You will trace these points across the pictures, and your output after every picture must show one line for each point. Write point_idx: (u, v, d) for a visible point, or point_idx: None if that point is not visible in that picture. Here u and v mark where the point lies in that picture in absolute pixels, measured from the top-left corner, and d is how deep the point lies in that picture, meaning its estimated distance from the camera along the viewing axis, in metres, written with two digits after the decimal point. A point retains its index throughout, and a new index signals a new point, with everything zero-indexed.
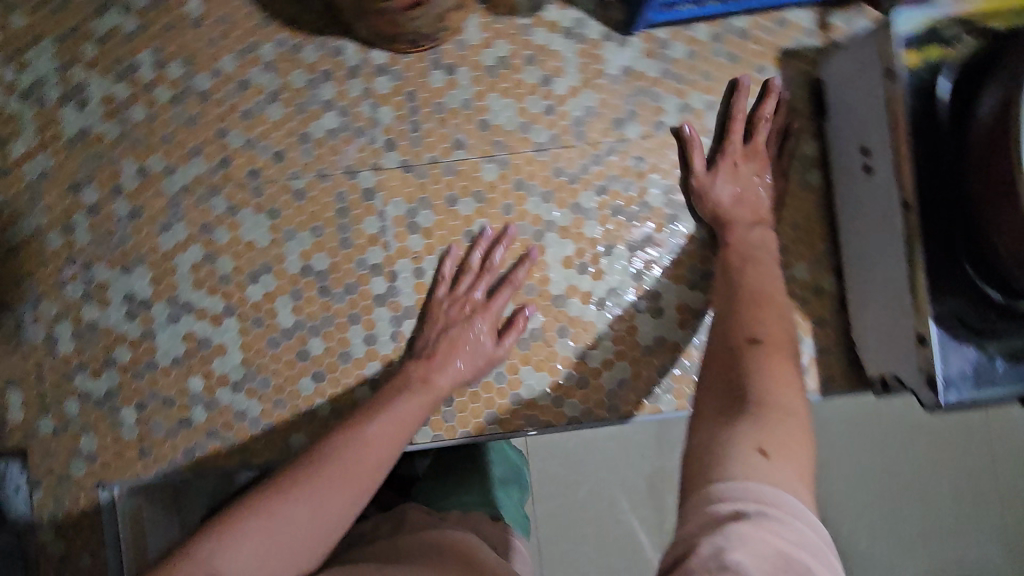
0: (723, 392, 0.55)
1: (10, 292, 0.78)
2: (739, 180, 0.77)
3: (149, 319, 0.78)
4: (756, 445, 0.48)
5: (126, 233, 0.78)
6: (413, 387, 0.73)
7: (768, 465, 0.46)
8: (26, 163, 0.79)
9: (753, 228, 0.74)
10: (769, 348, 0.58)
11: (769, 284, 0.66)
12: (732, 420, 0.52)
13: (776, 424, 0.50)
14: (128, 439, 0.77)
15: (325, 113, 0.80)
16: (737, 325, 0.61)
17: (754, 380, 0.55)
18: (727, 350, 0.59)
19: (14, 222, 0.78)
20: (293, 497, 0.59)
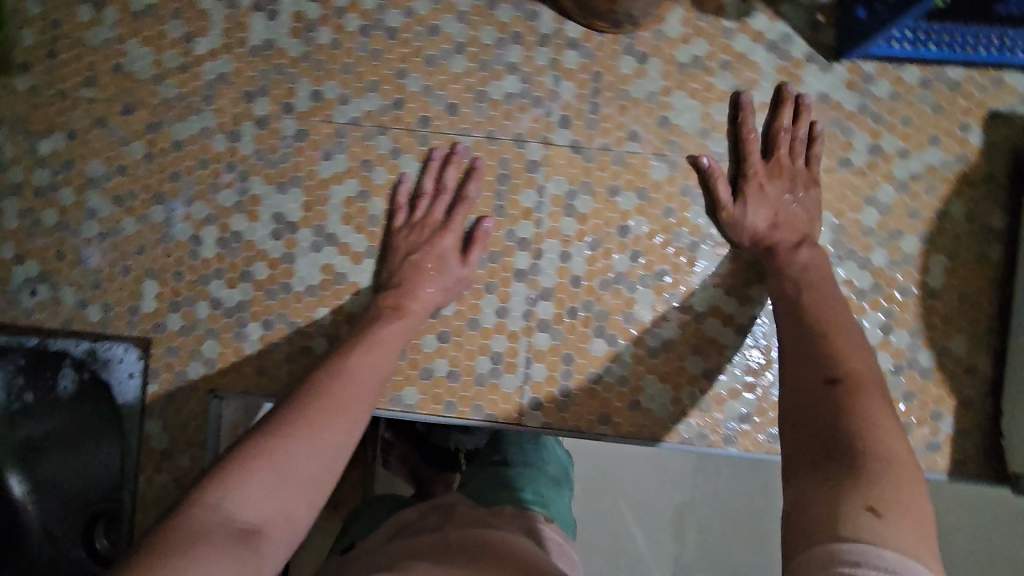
0: (816, 436, 0.50)
1: (166, 186, 0.78)
2: (772, 203, 0.73)
3: (293, 243, 0.78)
4: (864, 500, 0.43)
5: (288, 152, 0.78)
6: (390, 316, 0.71)
7: (885, 528, 0.41)
8: (204, 62, 0.78)
9: (799, 248, 0.71)
10: (852, 387, 0.53)
11: (826, 310, 0.63)
12: (827, 469, 0.47)
13: (873, 468, 0.46)
14: (249, 354, 0.78)
15: (507, 75, 0.78)
16: (812, 365, 0.57)
17: (837, 418, 0.51)
18: (804, 391, 0.55)
19: (183, 118, 0.78)
20: (294, 435, 0.56)
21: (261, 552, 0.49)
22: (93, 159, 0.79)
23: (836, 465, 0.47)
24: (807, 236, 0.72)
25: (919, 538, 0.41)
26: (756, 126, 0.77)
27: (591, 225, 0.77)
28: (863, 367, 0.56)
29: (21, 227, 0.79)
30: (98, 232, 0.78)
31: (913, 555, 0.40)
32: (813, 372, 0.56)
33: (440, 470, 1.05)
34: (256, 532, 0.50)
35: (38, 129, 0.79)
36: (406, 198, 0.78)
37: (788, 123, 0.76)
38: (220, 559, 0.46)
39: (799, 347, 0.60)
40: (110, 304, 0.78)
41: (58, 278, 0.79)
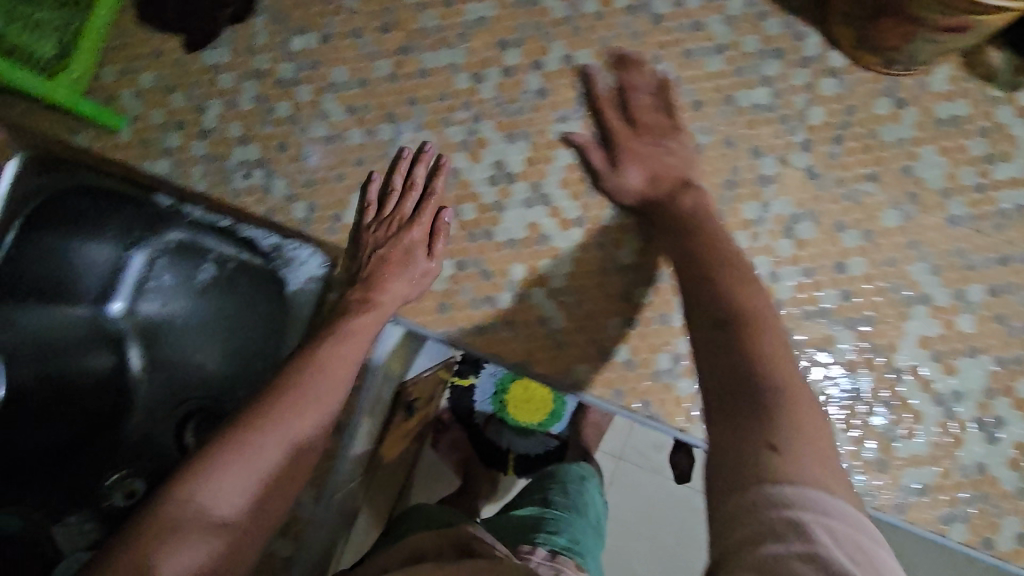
0: (730, 395, 0.50)
1: (399, 108, 0.80)
2: (642, 159, 0.74)
3: (506, 193, 0.78)
4: (767, 444, 0.45)
5: (525, 106, 0.79)
6: (357, 309, 0.74)
7: (787, 464, 0.44)
8: (469, 3, 0.80)
9: (686, 194, 0.71)
10: (744, 327, 0.53)
11: (721, 252, 0.62)
12: (739, 428, 0.47)
13: (776, 416, 0.47)
14: (435, 290, 0.77)
15: (760, 87, 0.77)
16: (709, 306, 0.56)
17: (732, 361, 0.51)
18: (704, 337, 0.55)
19: (434, 50, 0.80)
20: (261, 435, 0.62)
21: (239, 540, 0.58)
22: (338, 66, 0.81)
23: (743, 422, 0.47)
24: (687, 179, 0.73)
25: (824, 482, 0.43)
26: (604, 92, 0.78)
27: (808, 254, 0.74)
28: (756, 301, 0.56)
29: (255, 111, 0.81)
30: (325, 135, 0.80)
31: (822, 485, 0.42)
32: (716, 322, 0.55)
33: (488, 465, 1.22)
34: (233, 524, 0.58)
35: (296, 25, 0.81)
36: (378, 194, 0.78)
37: (605, 89, 0.78)
38: (200, 554, 0.55)
39: (703, 292, 0.58)
40: (316, 206, 0.79)
41: (274, 168, 0.80)
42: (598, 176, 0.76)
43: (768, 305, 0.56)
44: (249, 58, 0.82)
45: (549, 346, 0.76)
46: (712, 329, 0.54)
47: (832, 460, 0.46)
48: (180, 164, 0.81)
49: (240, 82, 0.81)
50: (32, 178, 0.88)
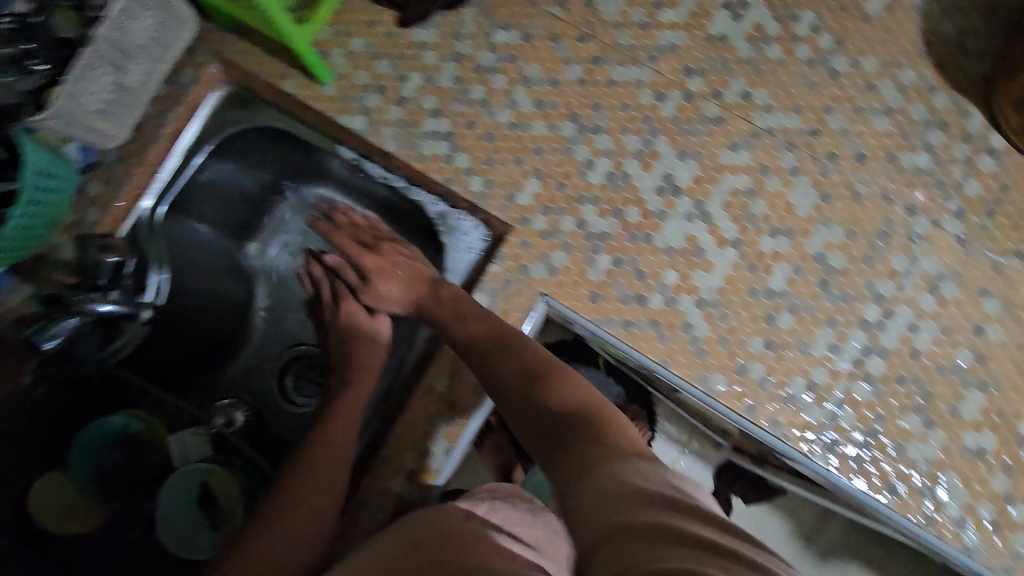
0: (547, 428, 0.60)
1: (583, 111, 0.86)
2: (382, 266, 0.88)
3: (670, 204, 0.83)
4: (595, 443, 0.54)
5: (700, 129, 0.85)
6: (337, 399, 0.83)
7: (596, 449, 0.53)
8: (662, 29, 0.87)
9: (438, 287, 0.83)
10: (544, 378, 0.67)
11: (475, 313, 0.77)
12: (564, 451, 0.55)
13: (579, 422, 0.59)
14: (590, 279, 0.83)
15: (923, 152, 0.82)
16: (506, 371, 0.69)
17: (540, 407, 0.63)
18: (520, 393, 0.66)
19: (623, 65, 0.87)
20: (284, 513, 0.73)
21: None
22: (533, 63, 0.88)
23: (560, 439, 0.57)
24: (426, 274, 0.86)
25: (631, 451, 0.52)
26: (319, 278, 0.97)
27: (946, 312, 0.79)
28: (541, 354, 0.71)
29: (451, 90, 0.88)
30: (510, 122, 0.87)
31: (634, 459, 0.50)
32: (518, 382, 0.67)
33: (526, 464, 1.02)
34: None
35: (500, 20, 0.89)
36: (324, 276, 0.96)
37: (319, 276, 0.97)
38: None
39: (496, 360, 0.71)
40: (492, 183, 0.86)
41: (459, 143, 0.87)
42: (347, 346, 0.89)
43: (540, 354, 0.71)
44: (453, 42, 0.89)
45: (690, 351, 0.80)
46: (529, 385, 0.66)
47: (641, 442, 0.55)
48: (374, 124, 0.88)
49: (441, 62, 0.89)
50: (226, 112, 0.94)
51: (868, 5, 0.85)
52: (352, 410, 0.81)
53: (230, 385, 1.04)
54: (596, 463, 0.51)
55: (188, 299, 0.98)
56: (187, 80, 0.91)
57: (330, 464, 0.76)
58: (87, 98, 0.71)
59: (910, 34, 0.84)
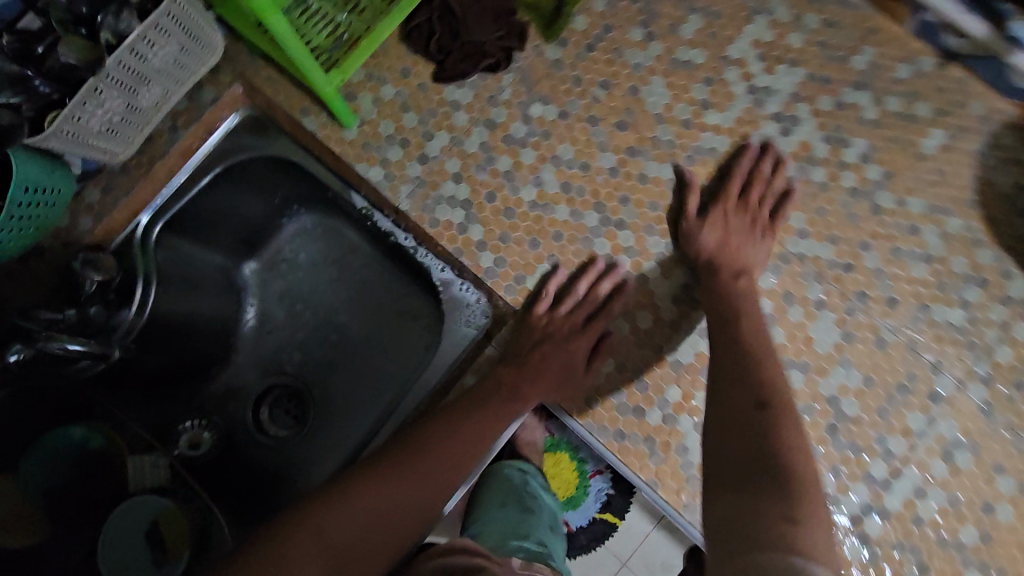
0: (750, 465, 0.60)
1: (610, 202, 0.82)
2: (724, 228, 0.79)
3: (685, 316, 0.79)
4: (785, 517, 0.55)
5: None
6: (506, 393, 0.78)
7: (798, 534, 0.53)
8: (705, 131, 0.83)
9: (737, 278, 0.77)
10: (777, 414, 0.64)
11: (749, 322, 0.72)
12: (756, 502, 0.57)
13: (787, 483, 0.58)
14: (590, 381, 0.79)
15: (958, 307, 0.78)
16: (745, 383, 0.67)
17: (760, 446, 0.61)
18: (740, 417, 0.65)
19: (659, 160, 0.83)
20: (405, 470, 0.73)
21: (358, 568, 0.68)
22: (566, 142, 0.84)
23: (756, 489, 0.58)
24: (747, 268, 0.78)
25: (824, 538, 0.54)
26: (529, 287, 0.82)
27: (958, 483, 0.74)
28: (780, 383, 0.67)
29: (477, 156, 0.84)
30: (532, 200, 0.83)
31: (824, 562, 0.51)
32: (749, 396, 0.65)
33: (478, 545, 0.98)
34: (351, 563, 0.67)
35: (540, 93, 0.85)
36: (556, 289, 0.81)
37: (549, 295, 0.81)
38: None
39: (735, 362, 0.69)
40: (503, 261, 0.82)
41: (476, 214, 0.83)
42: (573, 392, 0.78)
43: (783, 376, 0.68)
44: (487, 107, 0.85)
45: (681, 476, 0.76)
46: (752, 411, 0.64)
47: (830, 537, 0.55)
48: (392, 178, 0.84)
49: (471, 125, 0.85)
50: (242, 136, 0.89)
51: (923, 142, 0.81)
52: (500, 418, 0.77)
53: (207, 405, 0.99)
54: (781, 550, 0.51)
55: (190, 313, 0.93)
56: (207, 100, 0.87)
57: (450, 466, 0.74)
58: (93, 121, 0.68)
59: (962, 180, 0.80)
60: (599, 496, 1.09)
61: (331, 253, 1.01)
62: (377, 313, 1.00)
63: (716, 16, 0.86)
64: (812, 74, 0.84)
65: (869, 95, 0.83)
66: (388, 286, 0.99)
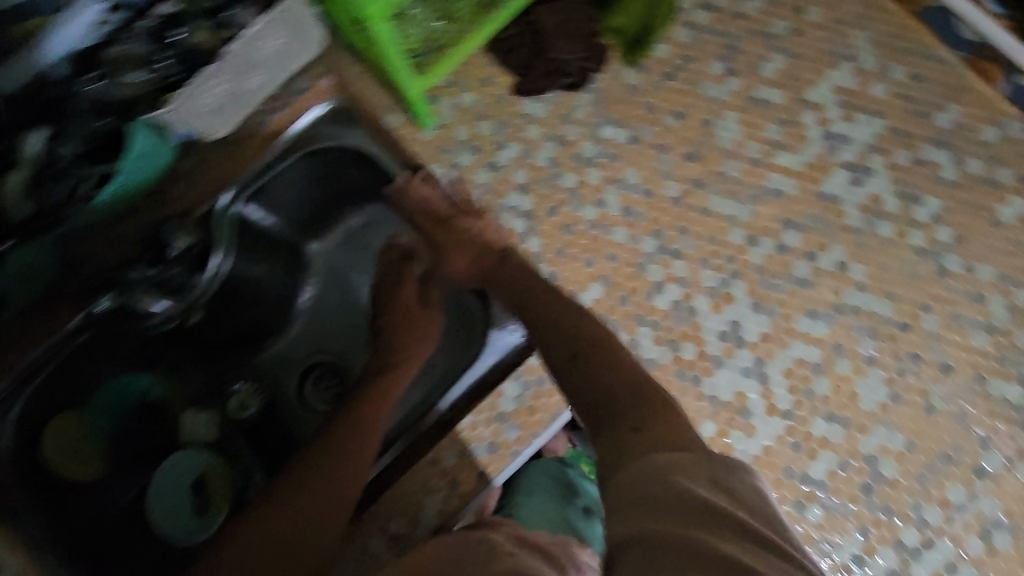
0: (596, 407, 0.61)
1: (669, 230, 0.83)
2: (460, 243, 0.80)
3: (729, 353, 0.79)
4: (630, 434, 0.55)
5: (784, 286, 0.80)
6: (393, 351, 0.75)
7: (644, 446, 0.53)
8: (774, 172, 0.83)
9: (504, 262, 0.78)
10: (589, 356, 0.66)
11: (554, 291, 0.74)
12: (605, 438, 0.57)
13: (632, 408, 0.58)
14: None
15: (1015, 383, 0.77)
16: (563, 336, 0.68)
17: (592, 388, 0.63)
18: (560, 370, 0.66)
19: (723, 196, 0.83)
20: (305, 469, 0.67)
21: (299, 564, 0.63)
22: (632, 167, 0.85)
23: (602, 427, 0.58)
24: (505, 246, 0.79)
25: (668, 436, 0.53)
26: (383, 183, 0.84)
27: (993, 562, 0.73)
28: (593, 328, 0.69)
29: (545, 171, 0.87)
30: (592, 220, 0.85)
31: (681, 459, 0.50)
32: (567, 341, 0.67)
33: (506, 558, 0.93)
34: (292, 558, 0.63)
35: (613, 115, 0.87)
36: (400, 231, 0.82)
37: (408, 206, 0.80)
38: None
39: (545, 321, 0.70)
40: (558, 275, 0.83)
41: (536, 227, 0.85)
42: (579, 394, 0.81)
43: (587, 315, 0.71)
44: (560, 124, 0.88)
45: None
46: (567, 365, 0.66)
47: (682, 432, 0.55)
48: (460, 182, 0.88)
49: (542, 139, 0.88)
50: (322, 125, 0.90)
51: (999, 210, 0.80)
52: (393, 378, 0.72)
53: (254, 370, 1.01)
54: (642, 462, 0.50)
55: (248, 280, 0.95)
56: (299, 88, 0.93)
57: (354, 433, 0.67)
58: (205, 97, 0.74)
59: None
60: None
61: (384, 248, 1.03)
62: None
63: (798, 60, 0.87)
64: (889, 128, 0.84)
65: (948, 155, 0.82)
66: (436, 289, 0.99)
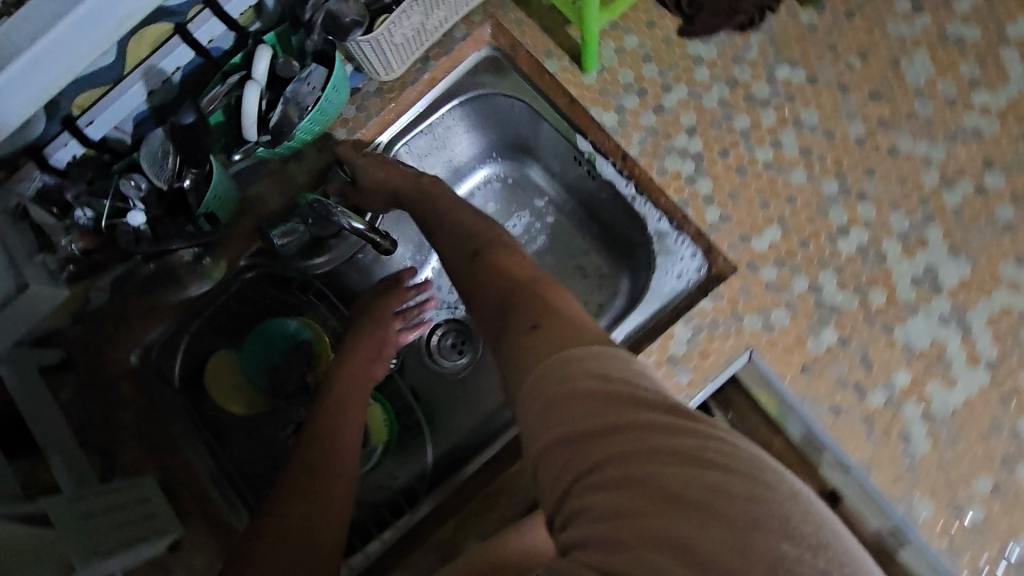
0: (499, 318, 0.63)
1: (853, 171, 0.79)
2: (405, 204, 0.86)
3: (924, 300, 0.74)
4: (532, 328, 0.57)
5: (986, 230, 0.75)
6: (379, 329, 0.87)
7: (534, 334, 0.56)
8: (971, 112, 0.78)
9: (447, 212, 0.81)
10: (489, 259, 0.71)
11: (465, 227, 0.78)
12: (507, 345, 0.57)
13: (529, 308, 0.60)
14: (809, 349, 0.75)
15: None
16: (473, 246, 0.75)
17: (493, 296, 0.66)
18: (471, 280, 0.72)
19: (914, 137, 0.79)
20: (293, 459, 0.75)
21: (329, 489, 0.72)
22: (811, 108, 0.82)
23: (502, 329, 0.60)
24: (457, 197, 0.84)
25: (567, 329, 0.54)
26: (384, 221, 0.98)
27: None
28: (505, 249, 0.72)
29: (715, 113, 0.84)
30: (767, 161, 0.81)
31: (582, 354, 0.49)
32: (477, 277, 0.71)
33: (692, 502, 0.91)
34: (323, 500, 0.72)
35: (789, 56, 0.84)
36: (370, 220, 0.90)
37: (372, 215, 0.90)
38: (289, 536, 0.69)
39: (456, 248, 0.76)
40: (729, 218, 0.81)
41: (707, 168, 0.83)
42: (755, 341, 0.76)
43: (489, 235, 0.75)
44: (731, 65, 0.85)
45: (900, 465, 0.70)
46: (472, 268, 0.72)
47: (591, 332, 0.53)
48: (625, 125, 0.86)
49: (712, 81, 0.85)
50: (480, 74, 0.95)
51: None
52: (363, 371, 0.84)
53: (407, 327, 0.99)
54: (552, 358, 0.51)
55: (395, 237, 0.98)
56: (459, 36, 0.93)
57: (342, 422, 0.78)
58: (398, 32, 0.78)
59: None
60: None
61: (521, 206, 1.06)
62: (557, 267, 1.02)
63: None
64: None
65: None
66: (576, 241, 1.02)
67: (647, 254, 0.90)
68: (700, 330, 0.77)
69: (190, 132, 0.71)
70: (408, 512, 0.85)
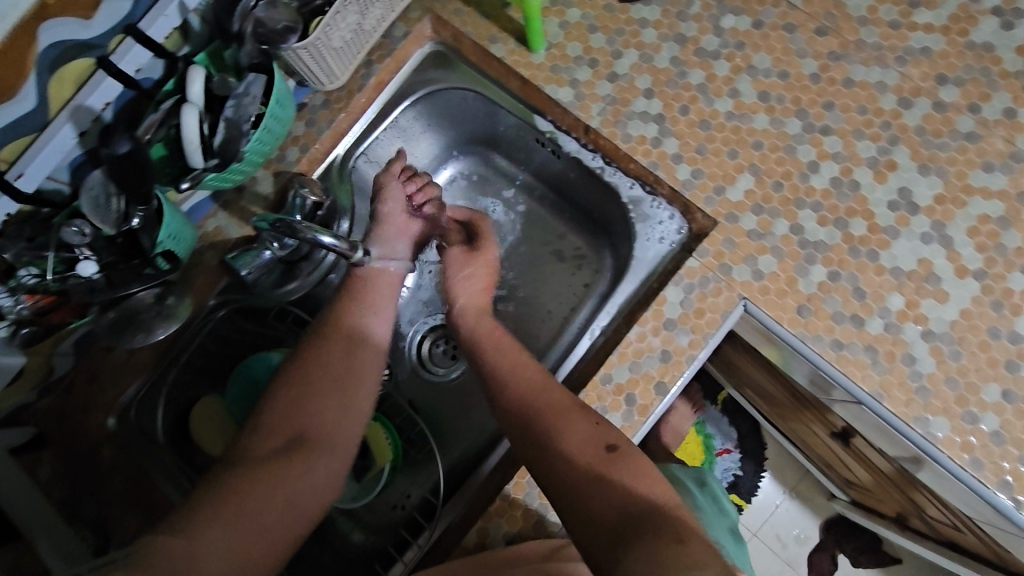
0: (606, 527, 0.57)
1: (814, 107, 0.79)
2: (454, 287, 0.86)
3: (904, 222, 0.75)
4: (670, 538, 0.53)
5: (949, 144, 0.76)
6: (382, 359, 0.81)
7: (673, 547, 0.51)
8: (916, 31, 0.79)
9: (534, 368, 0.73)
10: (619, 453, 0.63)
11: (573, 399, 0.69)
12: (630, 549, 0.53)
13: (653, 519, 0.56)
14: (801, 290, 0.74)
15: None
16: (595, 428, 0.65)
17: (607, 489, 0.60)
18: (586, 461, 0.63)
19: (866, 64, 0.79)
20: (270, 463, 0.67)
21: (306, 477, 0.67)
22: (762, 52, 0.82)
23: (616, 548, 0.54)
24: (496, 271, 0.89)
25: (707, 553, 0.51)
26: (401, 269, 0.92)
27: None
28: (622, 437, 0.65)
29: (669, 71, 0.83)
30: (728, 111, 0.81)
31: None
32: (583, 469, 0.62)
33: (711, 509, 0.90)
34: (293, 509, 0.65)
35: (731, 5, 0.84)
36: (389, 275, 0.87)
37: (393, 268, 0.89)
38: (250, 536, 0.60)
39: (579, 430, 0.66)
40: (701, 173, 0.80)
41: (670, 127, 0.82)
42: (747, 290, 0.75)
43: (583, 420, 0.67)
44: (677, 23, 0.84)
45: (910, 387, 0.70)
46: (604, 457, 0.63)
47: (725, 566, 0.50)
48: (582, 97, 0.85)
49: (661, 41, 0.84)
50: (427, 70, 0.93)
51: None
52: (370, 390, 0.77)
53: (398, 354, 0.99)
54: (692, 572, 0.48)
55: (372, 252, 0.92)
56: (399, 36, 0.91)
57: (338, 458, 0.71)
58: (334, 34, 0.77)
59: None
60: (726, 474, 1.15)
61: (489, 200, 1.04)
62: (535, 255, 1.01)
63: None
64: None
65: None
66: (551, 226, 1.01)
67: (625, 225, 0.89)
68: (692, 289, 0.76)
69: (131, 160, 0.68)
70: (428, 527, 0.81)
